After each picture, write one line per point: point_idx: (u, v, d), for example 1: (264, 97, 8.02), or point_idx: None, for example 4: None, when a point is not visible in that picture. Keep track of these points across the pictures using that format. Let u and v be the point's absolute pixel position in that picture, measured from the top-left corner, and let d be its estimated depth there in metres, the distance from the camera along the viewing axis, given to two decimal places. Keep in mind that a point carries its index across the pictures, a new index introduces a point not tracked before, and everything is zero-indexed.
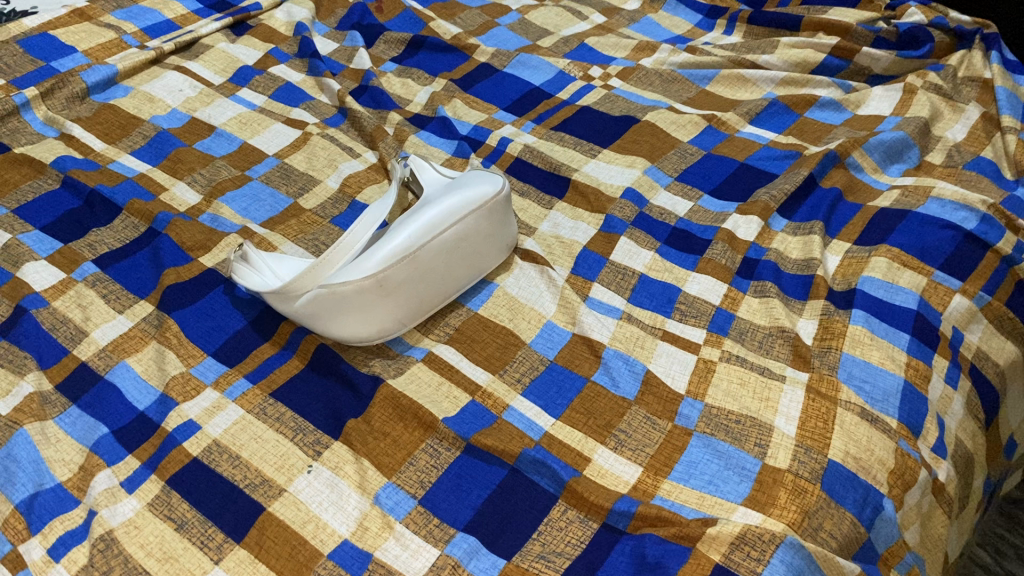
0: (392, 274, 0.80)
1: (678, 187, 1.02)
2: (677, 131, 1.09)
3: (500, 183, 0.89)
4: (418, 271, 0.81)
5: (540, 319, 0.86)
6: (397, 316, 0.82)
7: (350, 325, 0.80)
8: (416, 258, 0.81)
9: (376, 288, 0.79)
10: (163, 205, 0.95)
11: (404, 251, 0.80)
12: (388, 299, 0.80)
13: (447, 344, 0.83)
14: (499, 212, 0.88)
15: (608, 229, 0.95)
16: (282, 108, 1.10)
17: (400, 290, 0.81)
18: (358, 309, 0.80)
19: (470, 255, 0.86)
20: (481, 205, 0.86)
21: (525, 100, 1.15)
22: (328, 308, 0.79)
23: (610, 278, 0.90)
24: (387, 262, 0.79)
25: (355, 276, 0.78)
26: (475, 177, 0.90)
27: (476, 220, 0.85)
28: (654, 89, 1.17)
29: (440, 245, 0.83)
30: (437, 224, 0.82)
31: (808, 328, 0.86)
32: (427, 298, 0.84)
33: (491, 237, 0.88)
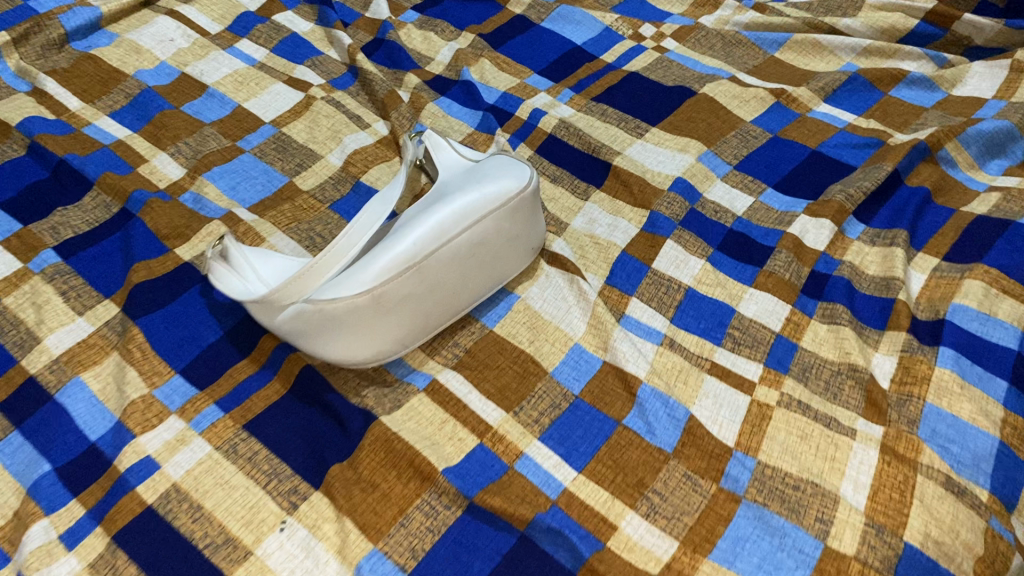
0: (393, 289, 0.67)
1: (737, 178, 0.87)
2: (739, 108, 0.93)
3: (527, 176, 0.76)
4: (423, 284, 0.69)
5: (566, 341, 0.73)
6: (399, 336, 0.69)
7: (342, 345, 0.68)
8: (420, 270, 0.68)
9: (374, 305, 0.66)
10: (141, 182, 0.83)
11: (408, 261, 0.67)
12: (386, 317, 0.68)
13: (455, 369, 0.71)
14: (522, 212, 0.74)
15: (653, 228, 0.82)
16: (285, 65, 0.96)
17: (402, 307, 0.68)
18: (351, 329, 0.67)
19: (488, 263, 0.73)
20: (503, 204, 0.72)
21: (563, 62, 0.99)
22: (316, 326, 0.67)
23: (650, 292, 0.77)
24: (388, 274, 0.66)
25: (349, 290, 0.66)
26: (498, 168, 0.77)
27: (496, 221, 0.72)
28: (713, 53, 1.01)
29: (451, 253, 0.70)
30: (449, 227, 0.69)
31: (884, 366, 0.72)
32: (435, 315, 0.71)
33: (513, 241, 0.75)
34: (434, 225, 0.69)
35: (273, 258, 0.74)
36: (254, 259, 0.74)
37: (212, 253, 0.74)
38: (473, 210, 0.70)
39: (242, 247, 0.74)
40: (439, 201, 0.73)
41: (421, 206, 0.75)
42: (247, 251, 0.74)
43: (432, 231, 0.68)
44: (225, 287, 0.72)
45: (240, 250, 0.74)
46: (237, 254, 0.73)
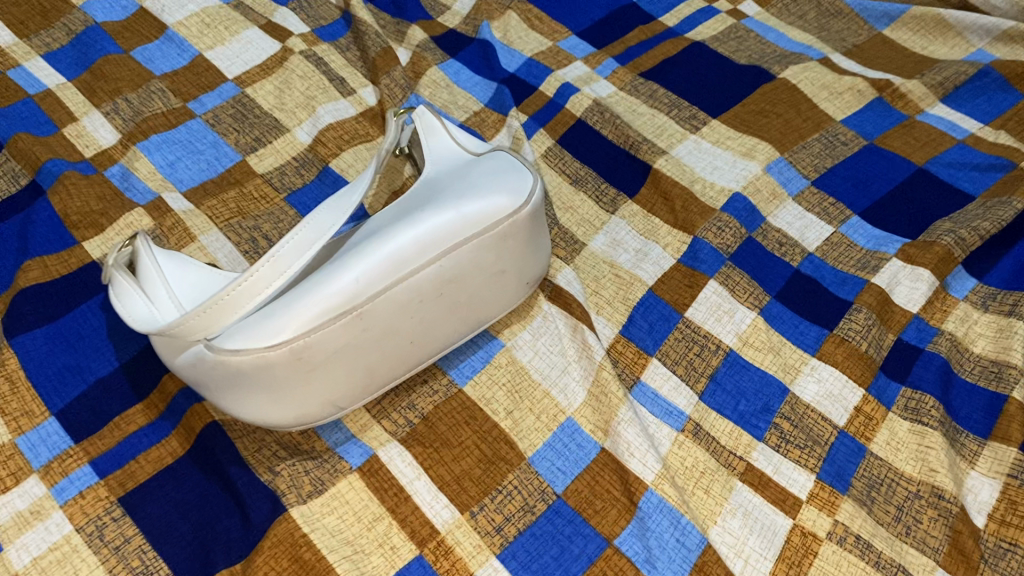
0: (319, 342, 0.50)
1: (814, 197, 0.67)
2: (829, 101, 0.72)
3: (527, 188, 0.57)
4: (364, 334, 0.51)
5: (556, 415, 0.56)
6: (331, 397, 0.53)
7: (253, 403, 0.52)
8: (358, 317, 0.51)
9: (292, 361, 0.50)
10: (62, 148, 0.67)
11: (343, 306, 0.50)
12: (310, 375, 0.51)
13: (403, 444, 0.54)
14: (514, 238, 0.56)
15: (693, 261, 0.63)
16: (265, 6, 0.78)
17: (333, 363, 0.51)
18: (261, 387, 0.51)
19: (461, 303, 0.56)
20: (486, 228, 0.54)
21: (611, 22, 0.79)
22: (218, 379, 0.51)
23: (678, 352, 0.59)
24: (313, 322, 0.49)
25: (259, 340, 0.49)
26: (492, 171, 0.58)
27: (475, 250, 0.54)
28: (804, 24, 0.79)
29: (407, 294, 0.52)
30: (406, 260, 0.51)
31: (981, 493, 0.53)
32: (383, 369, 0.54)
33: (498, 274, 0.57)
34: (386, 257, 0.51)
35: (193, 275, 0.58)
36: (170, 274, 0.57)
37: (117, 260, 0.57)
38: (442, 236, 0.52)
39: (158, 255, 0.57)
40: (403, 214, 0.55)
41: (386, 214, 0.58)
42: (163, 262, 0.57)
43: (382, 265, 0.51)
44: (124, 309, 0.56)
45: (153, 260, 0.57)
46: (148, 268, 0.56)
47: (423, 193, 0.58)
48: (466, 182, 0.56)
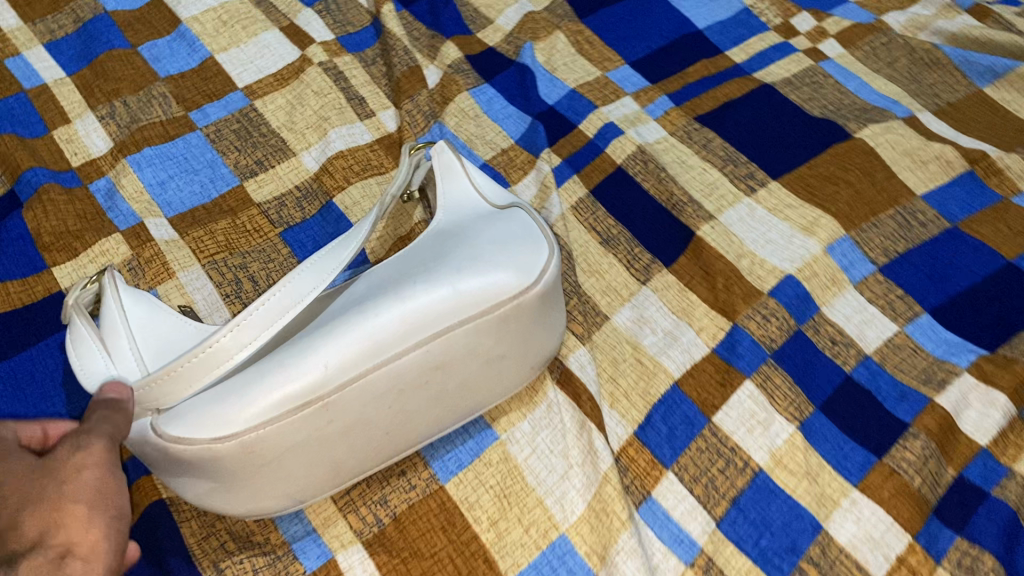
0: (274, 437, 0.41)
1: (879, 287, 0.58)
2: (911, 171, 0.63)
3: (541, 264, 0.47)
4: (328, 428, 0.42)
5: (548, 530, 0.49)
6: (287, 493, 0.44)
7: (196, 493, 0.43)
8: (323, 410, 0.41)
9: (238, 457, 0.41)
10: (49, 155, 0.62)
11: (306, 397, 0.41)
12: (260, 472, 0.42)
13: (367, 549, 0.48)
14: (518, 321, 0.47)
15: (729, 354, 0.55)
16: (290, 6, 0.71)
17: (289, 461, 0.42)
18: (199, 478, 0.42)
19: (450, 392, 0.46)
20: (487, 310, 0.45)
21: (671, 52, 0.70)
22: (155, 462, 0.42)
23: (697, 464, 0.51)
24: (268, 415, 0.40)
25: (202, 429, 0.40)
26: (503, 234, 0.48)
27: (472, 335, 0.45)
28: (894, 72, 0.69)
29: (385, 383, 0.43)
30: (388, 346, 0.42)
31: None
32: (351, 464, 0.45)
33: (498, 361, 0.47)
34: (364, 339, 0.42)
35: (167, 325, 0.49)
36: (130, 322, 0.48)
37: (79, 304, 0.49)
38: (435, 318, 0.43)
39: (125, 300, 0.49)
40: (394, 280, 0.45)
41: (377, 274, 0.48)
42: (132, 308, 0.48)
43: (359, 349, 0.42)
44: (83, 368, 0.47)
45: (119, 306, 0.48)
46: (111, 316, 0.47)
47: (423, 251, 0.48)
48: (472, 247, 0.47)
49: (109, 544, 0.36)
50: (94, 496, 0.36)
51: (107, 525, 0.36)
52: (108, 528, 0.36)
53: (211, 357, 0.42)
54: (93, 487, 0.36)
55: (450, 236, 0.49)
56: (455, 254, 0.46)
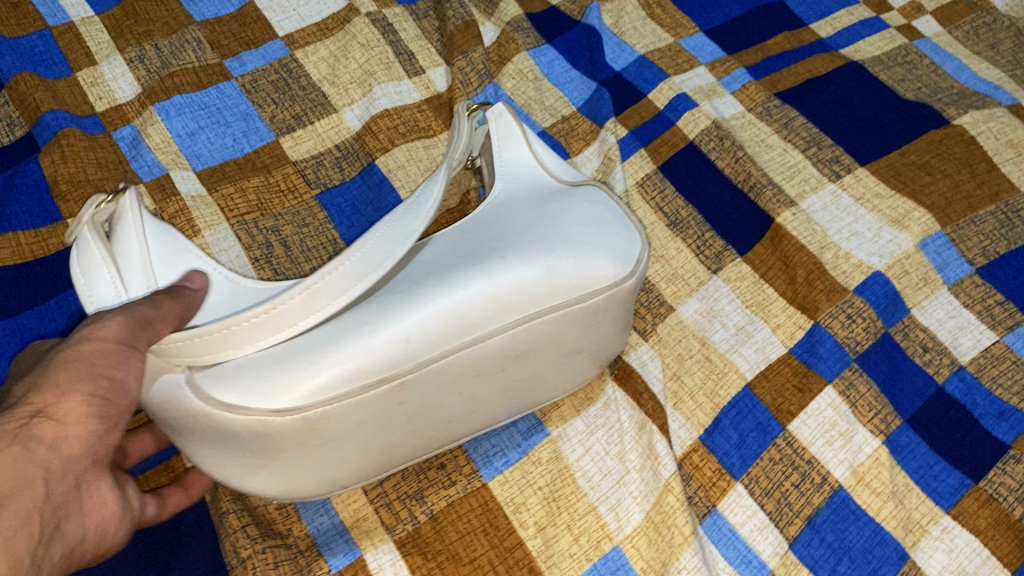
0: (338, 416, 0.35)
1: (977, 291, 0.52)
2: (1014, 165, 0.56)
3: (636, 250, 0.42)
4: (393, 412, 0.37)
5: (600, 541, 0.43)
6: (326, 477, 0.38)
7: (227, 468, 0.37)
8: (393, 392, 0.36)
9: (293, 434, 0.35)
10: (71, 98, 0.57)
11: (381, 374, 0.35)
12: (308, 453, 0.36)
13: (399, 548, 0.43)
14: (604, 314, 0.41)
15: (808, 356, 0.49)
16: None
17: (342, 443, 0.36)
18: (237, 452, 0.36)
19: (521, 380, 0.41)
20: (580, 297, 0.39)
21: (750, 23, 0.65)
22: (185, 427, 0.35)
23: (770, 476, 0.46)
24: (336, 391, 0.34)
25: (259, 396, 0.34)
26: (593, 211, 0.42)
27: (558, 323, 0.39)
28: (995, 56, 0.63)
29: (463, 366, 0.37)
30: (474, 324, 0.36)
31: None
32: (404, 449, 0.39)
33: (574, 352, 0.42)
34: (450, 312, 0.36)
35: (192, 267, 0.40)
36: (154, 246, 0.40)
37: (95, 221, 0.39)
38: (527, 301, 0.37)
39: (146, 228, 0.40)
40: (474, 248, 0.39)
41: (446, 239, 0.41)
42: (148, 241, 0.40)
43: (444, 322, 0.36)
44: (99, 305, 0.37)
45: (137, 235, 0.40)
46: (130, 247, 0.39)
47: (503, 217, 0.42)
48: (563, 220, 0.41)
49: (90, 414, 0.30)
50: (84, 363, 0.31)
51: (94, 397, 0.30)
52: (93, 399, 0.30)
53: (275, 319, 0.33)
54: (89, 357, 0.31)
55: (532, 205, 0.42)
56: (545, 226, 0.40)
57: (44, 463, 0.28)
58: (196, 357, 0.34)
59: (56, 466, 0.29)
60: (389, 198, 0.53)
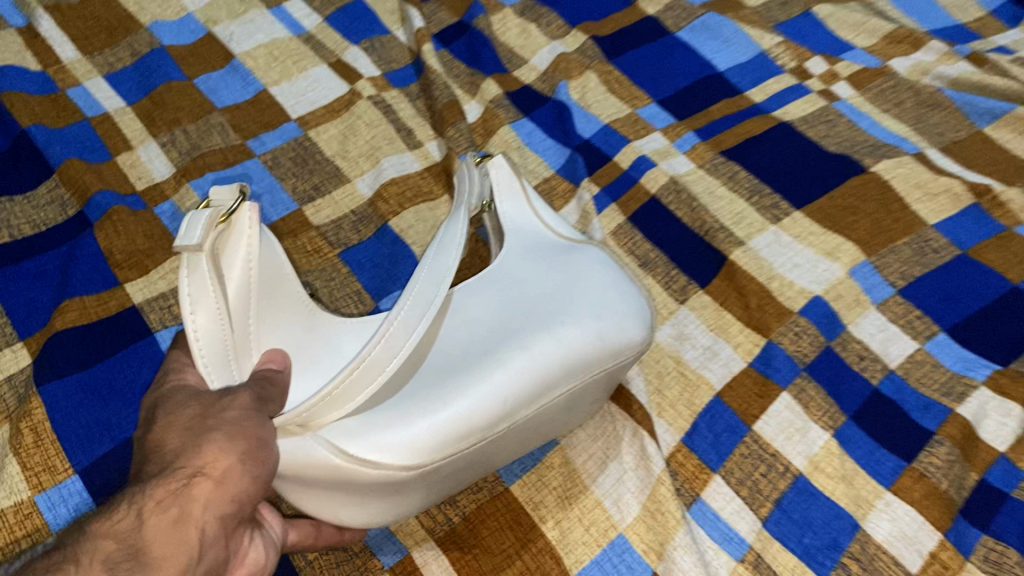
0: (446, 467, 0.43)
1: (900, 308, 0.62)
2: (923, 203, 0.67)
3: (648, 309, 0.52)
4: (481, 456, 0.45)
5: (606, 530, 0.52)
6: (405, 508, 0.46)
7: (333, 509, 0.45)
8: (487, 444, 0.44)
9: (411, 481, 0.43)
10: (114, 179, 0.65)
11: (481, 432, 0.43)
12: (415, 494, 0.45)
13: (439, 546, 0.50)
14: (629, 365, 0.51)
15: (765, 367, 0.59)
16: (336, 42, 0.75)
17: (438, 482, 0.45)
18: (356, 497, 0.43)
19: (563, 418, 0.50)
20: (620, 356, 0.49)
21: (695, 93, 0.76)
22: (302, 478, 0.42)
23: (743, 469, 0.55)
24: (450, 447, 0.42)
25: (388, 454, 0.41)
26: (613, 275, 0.52)
27: (601, 377, 0.49)
28: (900, 114, 0.74)
29: (533, 418, 0.46)
30: (548, 383, 0.45)
31: None
32: (471, 478, 0.48)
33: (601, 394, 0.52)
34: (530, 373, 0.45)
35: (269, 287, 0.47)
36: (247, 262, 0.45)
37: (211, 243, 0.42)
38: (584, 361, 0.47)
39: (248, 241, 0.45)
40: (527, 314, 0.48)
41: (487, 298, 0.50)
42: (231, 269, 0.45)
43: (526, 383, 0.45)
44: (200, 337, 0.42)
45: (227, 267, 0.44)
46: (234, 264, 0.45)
47: (535, 280, 0.51)
48: (594, 284, 0.50)
49: (241, 472, 0.37)
50: (235, 430, 0.38)
51: (243, 457, 0.37)
52: (243, 459, 0.37)
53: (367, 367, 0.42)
54: (236, 424, 0.38)
55: (560, 266, 0.52)
56: (583, 291, 0.50)
57: (199, 518, 0.35)
58: (311, 418, 0.41)
59: (211, 519, 0.36)
60: (404, 253, 0.62)
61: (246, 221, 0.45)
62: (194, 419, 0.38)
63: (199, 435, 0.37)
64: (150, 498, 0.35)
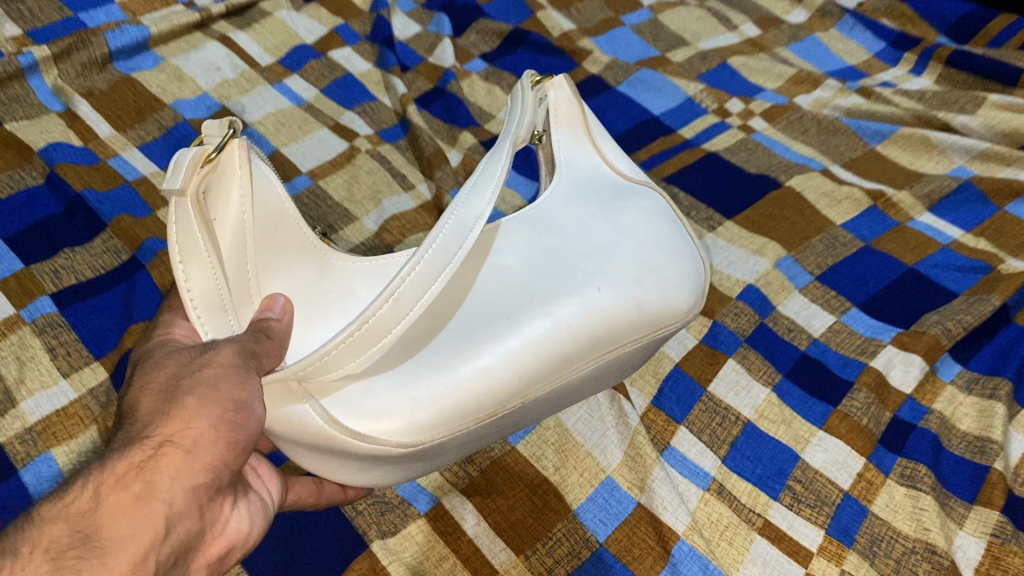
0: (446, 441, 0.50)
1: (818, 291, 0.76)
2: (829, 208, 0.82)
3: (688, 277, 0.59)
4: (493, 425, 0.53)
5: (597, 473, 0.64)
6: (418, 467, 0.54)
7: (333, 471, 0.52)
8: (498, 416, 0.52)
9: (414, 453, 0.50)
10: (157, 228, 0.77)
11: (491, 407, 0.51)
12: (421, 460, 0.52)
13: (465, 494, 0.62)
14: (669, 322, 0.58)
15: (713, 341, 0.72)
16: (334, 109, 0.89)
17: (448, 448, 0.52)
18: (358, 465, 0.51)
19: (588, 382, 0.58)
20: (656, 318, 0.56)
21: (637, 134, 0.91)
22: (301, 439, 0.48)
23: (703, 421, 0.67)
24: (449, 426, 0.50)
25: (389, 429, 0.48)
26: (657, 239, 0.58)
27: (632, 347, 0.57)
28: (807, 140, 0.90)
29: (539, 398, 0.54)
30: (565, 355, 0.52)
31: (969, 550, 0.61)
32: (502, 428, 0.56)
33: (616, 366, 0.59)
34: (545, 342, 0.51)
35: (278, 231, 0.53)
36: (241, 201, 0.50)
37: (195, 183, 0.47)
38: (600, 336, 0.54)
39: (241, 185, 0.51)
40: (563, 268, 0.55)
41: (527, 240, 0.56)
42: (228, 209, 0.50)
43: (536, 353, 0.51)
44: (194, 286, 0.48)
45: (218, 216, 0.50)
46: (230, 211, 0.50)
47: (575, 227, 0.57)
48: (633, 246, 0.57)
49: (216, 436, 0.43)
50: (211, 398, 0.44)
51: (212, 424, 0.43)
52: (217, 423, 0.43)
53: (373, 329, 0.45)
54: (215, 388, 0.44)
55: (603, 214, 0.59)
56: (612, 253, 0.56)
57: (161, 485, 0.40)
58: (320, 368, 0.46)
59: (174, 485, 0.41)
60: None
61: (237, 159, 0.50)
62: (172, 381, 0.45)
63: (173, 401, 0.44)
64: (113, 473, 0.40)
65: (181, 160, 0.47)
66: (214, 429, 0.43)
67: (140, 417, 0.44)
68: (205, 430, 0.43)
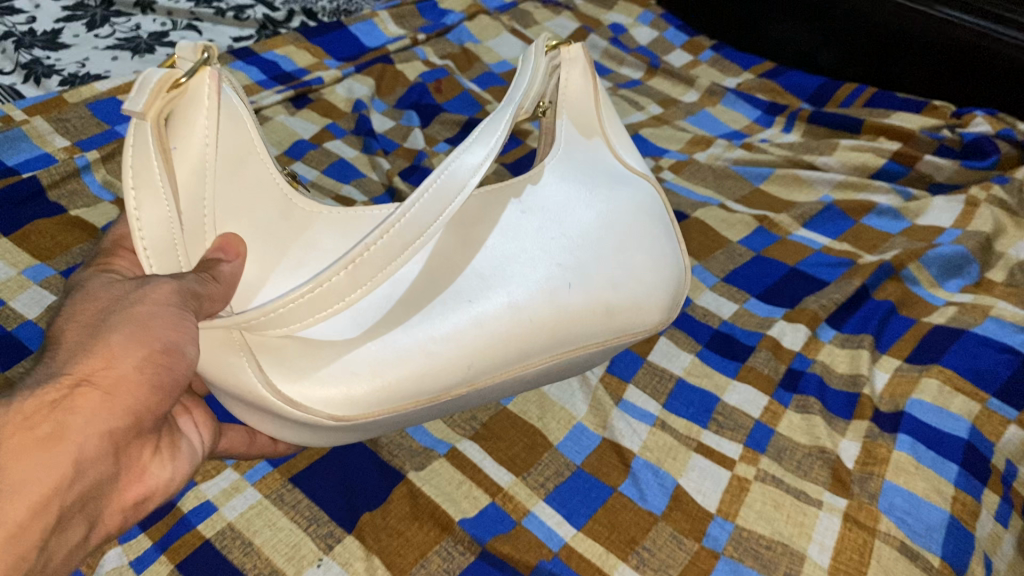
0: (382, 417, 0.62)
1: (724, 288, 0.99)
2: (727, 231, 1.07)
3: (661, 288, 0.74)
4: (434, 405, 0.64)
5: (570, 420, 0.84)
6: (351, 436, 0.65)
7: (279, 433, 0.64)
8: (435, 398, 0.63)
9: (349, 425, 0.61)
10: None
11: (428, 392, 0.63)
12: (355, 430, 0.63)
13: (473, 440, 0.81)
14: (623, 314, 0.71)
15: None
16: (333, 185, 1.11)
17: (390, 420, 0.64)
18: (294, 430, 0.63)
19: (571, 363, 0.73)
20: (614, 313, 0.70)
21: None
22: (244, 397, 0.60)
23: (645, 380, 0.88)
24: (385, 403, 0.61)
25: (323, 401, 0.59)
26: (634, 250, 0.72)
27: (604, 331, 0.71)
28: (706, 184, 1.15)
29: (485, 384, 0.66)
30: (511, 340, 0.65)
31: (850, 450, 0.82)
32: (449, 405, 0.67)
33: (579, 355, 0.72)
34: (480, 328, 0.63)
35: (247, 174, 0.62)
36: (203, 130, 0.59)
37: (157, 106, 0.56)
38: (561, 322, 0.67)
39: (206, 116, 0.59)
40: (510, 265, 0.67)
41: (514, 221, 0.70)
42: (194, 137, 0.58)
43: (475, 332, 0.63)
44: (143, 216, 0.56)
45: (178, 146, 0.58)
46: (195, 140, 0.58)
47: (549, 214, 0.71)
48: (610, 246, 0.71)
49: (139, 376, 0.53)
50: (140, 346, 0.53)
51: (137, 368, 0.53)
52: (145, 360, 0.53)
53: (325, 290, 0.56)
54: (148, 332, 0.54)
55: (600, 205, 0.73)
56: (583, 246, 0.69)
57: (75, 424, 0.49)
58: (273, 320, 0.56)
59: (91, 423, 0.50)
60: None
61: (205, 91, 0.58)
62: (101, 317, 0.54)
63: (99, 340, 0.52)
64: (29, 411, 0.47)
65: (147, 81, 0.55)
66: (138, 371, 0.53)
67: (65, 347, 0.52)
68: (125, 372, 0.52)
